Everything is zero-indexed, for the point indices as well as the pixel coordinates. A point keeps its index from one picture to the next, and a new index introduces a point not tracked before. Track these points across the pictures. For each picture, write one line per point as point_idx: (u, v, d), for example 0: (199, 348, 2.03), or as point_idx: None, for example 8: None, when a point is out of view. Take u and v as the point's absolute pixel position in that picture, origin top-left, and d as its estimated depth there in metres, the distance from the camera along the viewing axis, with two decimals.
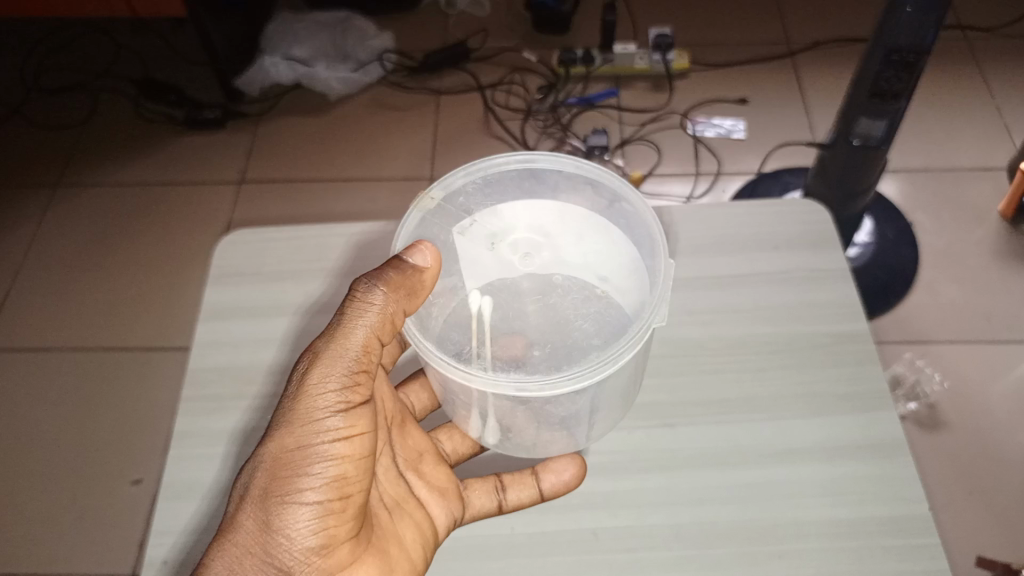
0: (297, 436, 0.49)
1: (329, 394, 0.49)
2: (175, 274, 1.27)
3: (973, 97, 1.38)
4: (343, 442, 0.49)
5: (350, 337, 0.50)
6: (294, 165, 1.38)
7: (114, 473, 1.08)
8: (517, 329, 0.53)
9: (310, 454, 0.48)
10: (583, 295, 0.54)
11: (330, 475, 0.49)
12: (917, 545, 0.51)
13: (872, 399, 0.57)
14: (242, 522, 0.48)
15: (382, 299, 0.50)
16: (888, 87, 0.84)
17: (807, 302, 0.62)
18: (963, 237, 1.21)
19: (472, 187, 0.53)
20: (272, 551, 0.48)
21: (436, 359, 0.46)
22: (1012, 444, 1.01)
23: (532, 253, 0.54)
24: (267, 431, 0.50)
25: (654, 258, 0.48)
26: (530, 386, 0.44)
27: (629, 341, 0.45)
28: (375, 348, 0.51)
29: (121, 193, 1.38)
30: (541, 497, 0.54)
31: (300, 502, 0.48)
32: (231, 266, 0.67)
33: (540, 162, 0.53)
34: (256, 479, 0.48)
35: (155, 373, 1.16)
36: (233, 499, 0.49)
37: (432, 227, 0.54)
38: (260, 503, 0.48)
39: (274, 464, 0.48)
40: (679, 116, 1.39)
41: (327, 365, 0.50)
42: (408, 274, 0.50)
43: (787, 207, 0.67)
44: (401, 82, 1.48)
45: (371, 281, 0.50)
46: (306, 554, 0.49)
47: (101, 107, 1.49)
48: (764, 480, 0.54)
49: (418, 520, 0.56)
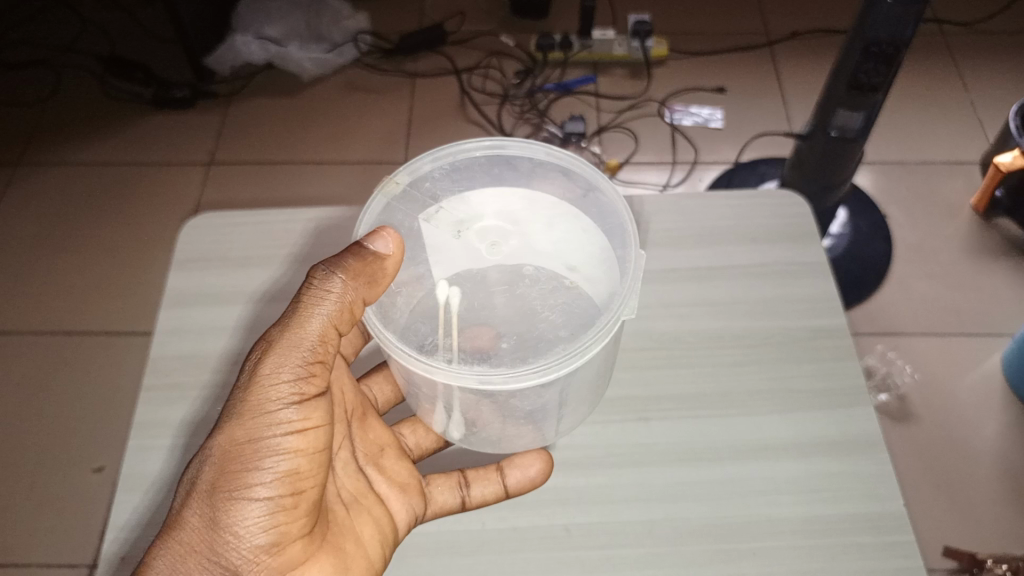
0: (248, 428, 0.47)
1: (283, 385, 0.48)
2: (141, 257, 1.24)
3: (949, 91, 1.38)
4: (296, 435, 0.48)
5: (305, 328, 0.48)
6: (265, 147, 1.35)
7: (74, 461, 1.05)
8: (484, 320, 0.51)
9: (261, 448, 0.47)
10: (553, 286, 0.52)
11: (282, 470, 0.47)
12: (888, 543, 0.50)
13: (847, 396, 0.56)
14: (188, 519, 0.46)
15: (341, 287, 0.48)
16: (866, 79, 0.83)
17: (784, 296, 0.61)
18: (935, 232, 1.22)
19: (439, 172, 0.53)
20: (219, 549, 0.46)
21: (397, 350, 0.45)
22: (979, 436, 1.02)
23: (500, 241, 0.53)
24: (217, 423, 0.48)
25: (625, 248, 0.48)
26: (494, 378, 0.44)
27: (596, 333, 0.44)
28: (332, 338, 0.50)
29: (85, 172, 1.34)
30: (506, 493, 0.53)
31: (250, 498, 0.46)
32: (194, 250, 0.64)
33: (509, 147, 0.53)
34: (204, 473, 0.46)
35: (119, 357, 1.14)
36: (180, 494, 0.47)
37: (397, 214, 0.53)
38: (207, 498, 0.46)
39: (223, 458, 0.46)
40: (656, 104, 1.38)
41: (281, 354, 0.48)
42: (369, 261, 0.48)
43: (765, 199, 0.66)
44: (376, 64, 1.45)
45: (330, 268, 0.49)
46: (256, 552, 0.47)
47: (64, 82, 1.44)
48: (737, 477, 0.53)
49: (377, 516, 0.55)
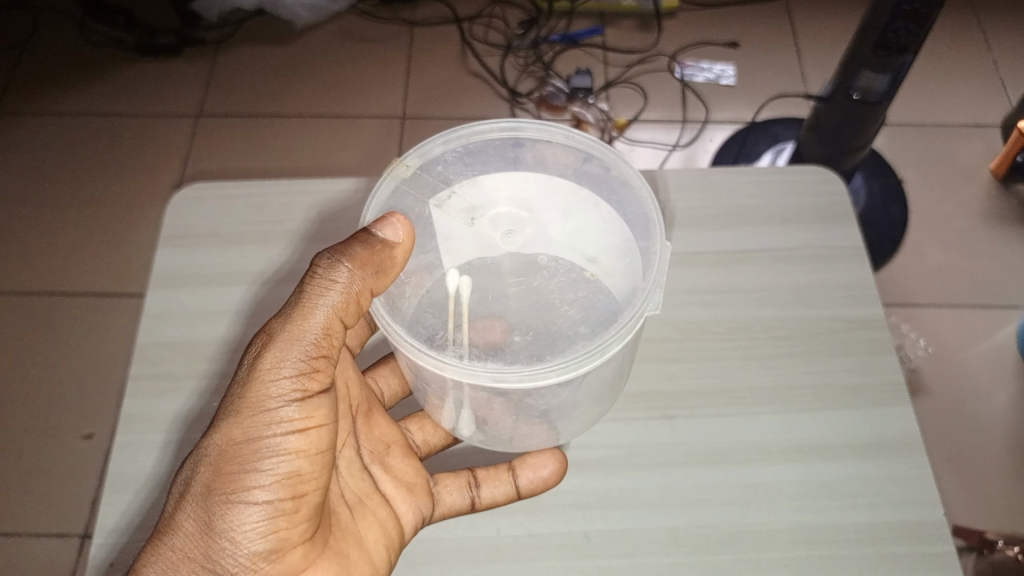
0: (245, 428, 0.43)
1: (283, 380, 0.44)
2: (127, 214, 1.19)
3: (970, 49, 1.33)
4: (298, 435, 0.44)
5: (309, 323, 0.45)
6: (257, 98, 1.29)
7: (63, 428, 1.02)
8: (496, 313, 0.48)
9: (259, 448, 0.43)
10: (570, 278, 0.49)
11: (282, 472, 0.44)
12: (930, 553, 0.47)
13: (886, 393, 0.53)
14: (181, 523, 0.43)
15: (347, 277, 0.44)
16: (896, 39, 0.78)
17: (819, 283, 0.57)
18: (951, 198, 1.18)
19: (452, 156, 0.48)
20: (213, 556, 0.42)
21: (405, 343, 0.41)
22: (990, 409, 1.00)
23: (515, 230, 0.49)
24: (213, 421, 0.44)
25: (648, 239, 0.43)
26: (509, 376, 0.39)
27: (617, 331, 0.40)
28: (337, 331, 0.46)
29: (67, 123, 1.27)
30: (517, 495, 0.50)
31: (247, 502, 0.43)
32: (185, 225, 0.60)
33: (525, 129, 0.47)
34: (198, 475, 0.43)
35: (108, 319, 1.09)
36: (174, 495, 0.44)
37: (406, 199, 0.48)
38: (201, 501, 0.43)
39: (219, 459, 0.43)
40: (666, 58, 1.31)
41: (281, 348, 0.44)
42: (376, 249, 0.44)
43: (797, 175, 0.62)
44: (372, 11, 1.38)
45: (335, 256, 0.44)
46: (253, 559, 0.43)
47: (44, 25, 1.37)
48: (769, 480, 0.50)
49: (382, 519, 0.52)
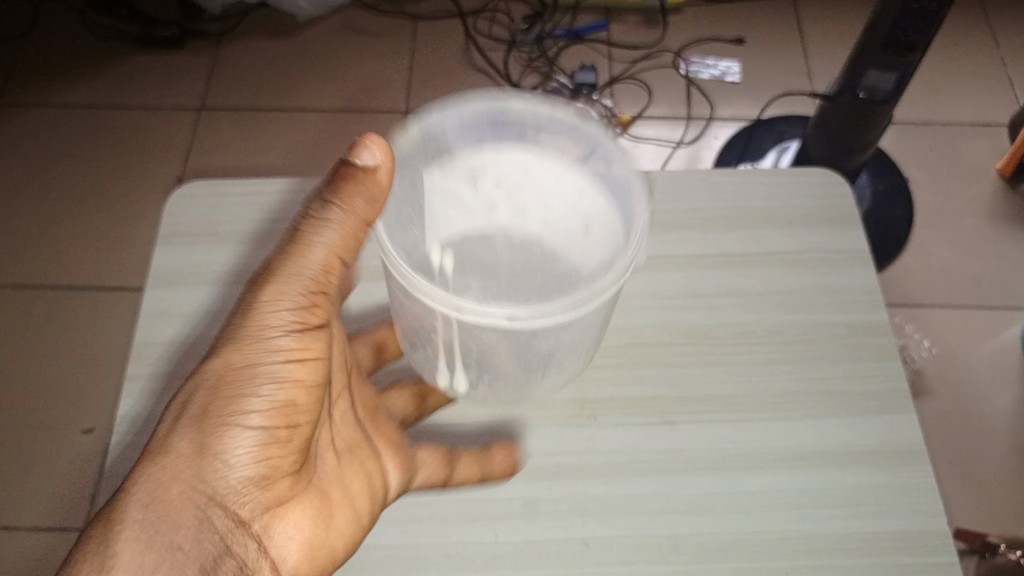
0: (244, 353, 0.40)
1: (281, 310, 0.41)
2: (127, 207, 1.18)
3: (979, 47, 1.31)
4: (296, 364, 0.41)
5: (308, 251, 0.41)
6: (259, 91, 1.28)
7: (62, 422, 1.02)
8: None
9: (256, 373, 0.40)
10: None
11: (279, 399, 0.40)
12: (931, 564, 0.47)
13: (889, 401, 0.52)
14: (171, 447, 0.39)
15: (340, 214, 0.41)
16: (904, 37, 0.77)
17: (822, 287, 0.56)
18: (956, 197, 1.17)
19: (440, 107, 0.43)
20: (204, 481, 0.39)
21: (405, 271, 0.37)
22: (994, 410, 0.99)
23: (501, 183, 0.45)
24: (210, 348, 0.41)
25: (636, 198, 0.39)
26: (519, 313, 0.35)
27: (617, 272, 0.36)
28: (337, 269, 0.43)
29: (67, 115, 1.27)
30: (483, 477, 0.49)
31: (242, 426, 0.39)
32: (181, 223, 0.59)
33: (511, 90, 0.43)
34: (194, 397, 0.40)
35: (107, 312, 1.09)
36: (163, 422, 0.41)
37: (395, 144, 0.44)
38: (190, 428, 0.39)
39: (213, 383, 0.40)
40: (671, 54, 1.30)
41: (281, 281, 0.41)
42: (361, 179, 0.40)
43: (803, 177, 0.61)
44: (375, 5, 1.37)
45: (328, 195, 0.41)
46: (245, 486, 0.40)
47: (45, 16, 1.36)
48: (772, 487, 0.49)
49: (369, 471, 0.50)
